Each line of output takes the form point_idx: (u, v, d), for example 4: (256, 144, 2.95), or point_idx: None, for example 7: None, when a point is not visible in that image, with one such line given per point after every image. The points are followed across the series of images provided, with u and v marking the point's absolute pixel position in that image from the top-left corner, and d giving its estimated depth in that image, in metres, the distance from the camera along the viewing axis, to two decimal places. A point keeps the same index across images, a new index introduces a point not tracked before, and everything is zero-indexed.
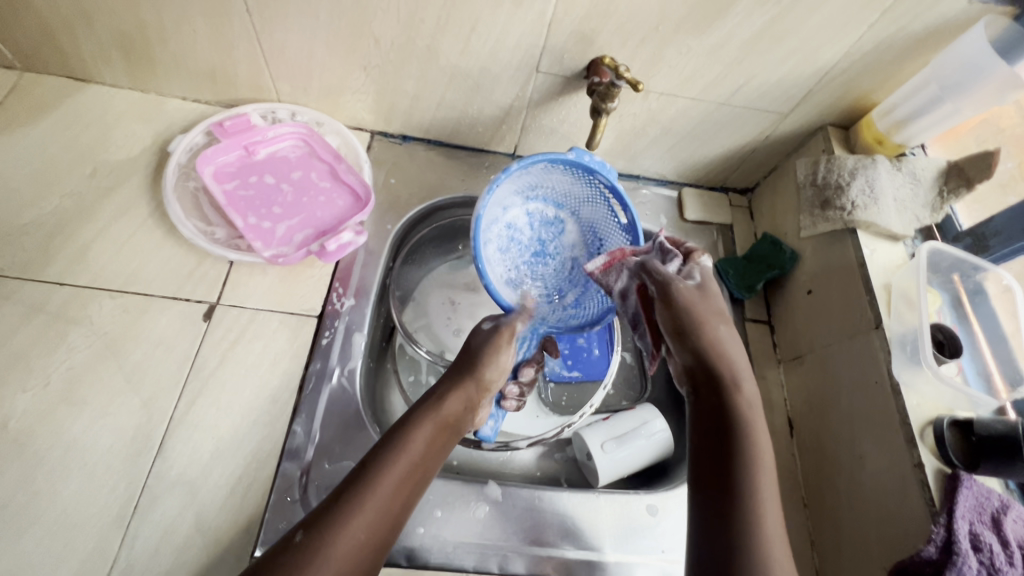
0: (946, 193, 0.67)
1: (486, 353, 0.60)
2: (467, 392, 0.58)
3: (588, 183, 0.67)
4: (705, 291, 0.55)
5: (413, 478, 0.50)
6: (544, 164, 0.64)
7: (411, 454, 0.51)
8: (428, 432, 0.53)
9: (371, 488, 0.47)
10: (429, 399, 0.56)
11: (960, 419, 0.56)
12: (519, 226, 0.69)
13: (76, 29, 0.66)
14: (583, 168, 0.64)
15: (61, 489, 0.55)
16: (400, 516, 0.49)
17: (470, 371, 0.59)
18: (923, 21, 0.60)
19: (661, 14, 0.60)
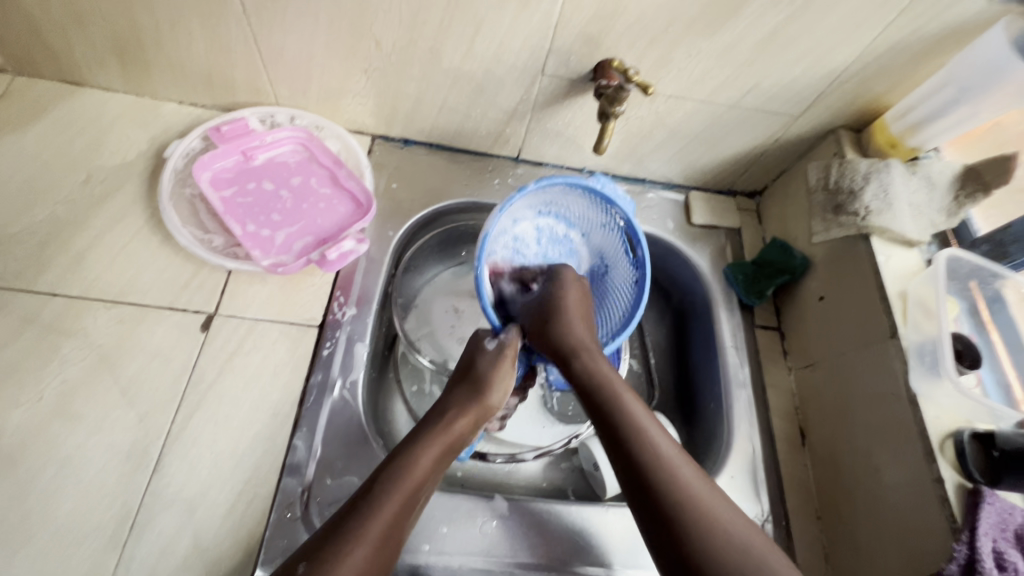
0: (963, 197, 0.66)
1: (493, 378, 0.59)
2: (473, 416, 0.57)
3: (604, 212, 0.65)
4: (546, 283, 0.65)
5: (416, 503, 0.51)
6: (563, 185, 0.62)
7: (415, 480, 0.51)
8: (435, 454, 0.53)
9: (373, 517, 0.47)
10: (438, 421, 0.56)
11: (981, 432, 0.54)
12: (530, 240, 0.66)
13: (69, 31, 0.64)
14: (600, 196, 0.63)
15: (56, 508, 0.54)
16: (400, 542, 0.49)
17: (481, 396, 0.58)
18: (939, 21, 0.58)
19: (670, 16, 0.59)
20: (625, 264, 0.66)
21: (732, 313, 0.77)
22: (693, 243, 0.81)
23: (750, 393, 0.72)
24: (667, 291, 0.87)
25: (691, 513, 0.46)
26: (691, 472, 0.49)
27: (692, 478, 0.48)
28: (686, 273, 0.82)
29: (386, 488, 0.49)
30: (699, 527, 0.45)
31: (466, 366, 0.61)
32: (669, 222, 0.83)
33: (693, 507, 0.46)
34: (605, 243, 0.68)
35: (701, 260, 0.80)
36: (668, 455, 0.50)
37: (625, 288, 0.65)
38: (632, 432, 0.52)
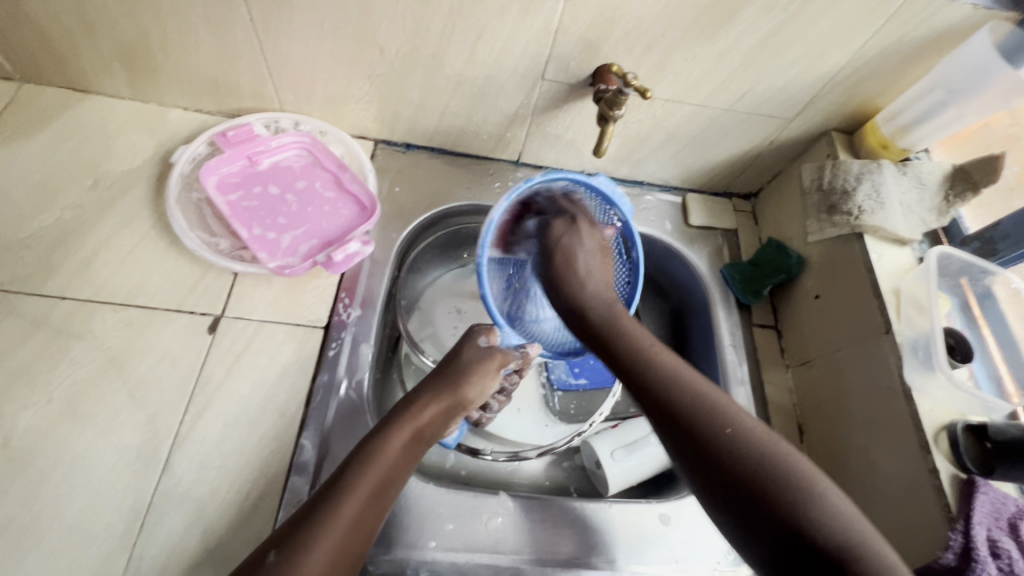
0: (953, 197, 0.68)
1: (472, 372, 0.62)
2: (445, 405, 0.59)
3: (604, 213, 0.70)
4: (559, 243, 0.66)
5: (389, 486, 0.52)
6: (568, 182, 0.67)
7: (385, 464, 0.52)
8: (404, 441, 0.55)
9: (343, 501, 0.49)
10: (407, 408, 0.58)
11: (974, 424, 0.56)
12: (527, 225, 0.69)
13: (77, 39, 0.65)
14: (605, 197, 0.67)
15: (66, 508, 0.54)
16: (374, 526, 0.50)
17: (454, 387, 0.61)
18: (926, 26, 0.60)
19: (667, 22, 0.60)
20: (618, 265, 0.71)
21: (730, 312, 0.78)
22: (691, 243, 0.83)
23: (748, 390, 0.73)
24: (665, 291, 0.88)
25: (704, 416, 0.48)
26: (700, 384, 0.51)
27: (699, 387, 0.51)
28: (684, 273, 0.83)
29: (357, 471, 0.51)
30: (706, 414, 0.48)
31: (449, 359, 0.63)
32: (667, 223, 0.85)
33: (716, 419, 0.48)
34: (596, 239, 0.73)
35: (699, 261, 0.82)
36: (675, 371, 0.53)
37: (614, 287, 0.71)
38: (641, 359, 0.55)
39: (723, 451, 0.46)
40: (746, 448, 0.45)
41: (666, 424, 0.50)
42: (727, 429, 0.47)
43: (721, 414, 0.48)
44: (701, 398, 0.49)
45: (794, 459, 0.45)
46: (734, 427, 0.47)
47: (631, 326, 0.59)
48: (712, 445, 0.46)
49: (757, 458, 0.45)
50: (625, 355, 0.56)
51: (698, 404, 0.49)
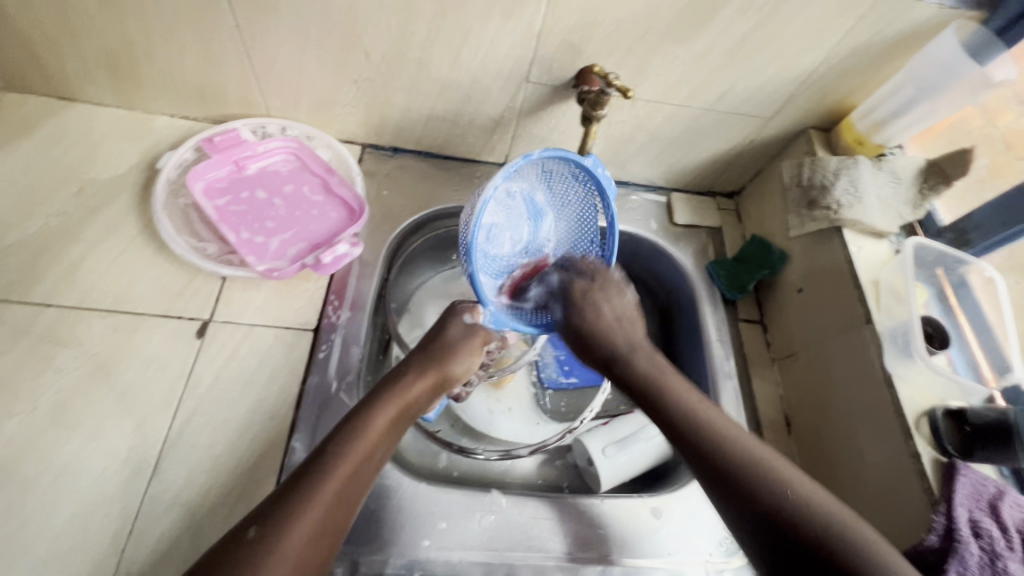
0: (926, 190, 0.70)
1: (459, 349, 0.62)
2: (431, 381, 0.60)
3: (587, 197, 0.63)
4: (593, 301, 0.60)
5: (371, 463, 0.52)
6: (563, 162, 0.59)
7: (368, 440, 0.52)
8: (389, 416, 0.55)
9: (326, 479, 0.48)
10: (391, 385, 0.58)
11: (953, 409, 0.58)
12: (517, 197, 0.60)
13: (61, 47, 0.65)
14: (595, 182, 0.61)
15: (53, 516, 0.53)
16: (355, 505, 0.50)
17: (440, 363, 0.61)
18: (896, 26, 0.62)
19: (645, 25, 0.62)
20: (590, 252, 0.65)
21: (716, 308, 0.79)
22: (676, 242, 0.84)
23: (736, 383, 0.74)
24: (653, 289, 0.89)
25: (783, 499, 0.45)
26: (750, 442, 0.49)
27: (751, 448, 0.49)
28: (671, 271, 0.84)
29: (341, 448, 0.51)
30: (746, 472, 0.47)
31: (435, 334, 0.63)
32: (653, 222, 0.86)
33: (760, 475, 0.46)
34: (576, 217, 0.65)
35: (685, 258, 0.83)
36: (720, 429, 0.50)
37: None
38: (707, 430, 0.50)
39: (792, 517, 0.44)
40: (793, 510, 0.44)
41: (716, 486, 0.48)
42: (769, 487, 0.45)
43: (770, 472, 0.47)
44: (772, 469, 0.47)
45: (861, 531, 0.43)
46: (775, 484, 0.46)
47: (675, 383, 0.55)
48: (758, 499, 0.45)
49: (828, 537, 0.42)
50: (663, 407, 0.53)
51: (755, 471, 0.47)
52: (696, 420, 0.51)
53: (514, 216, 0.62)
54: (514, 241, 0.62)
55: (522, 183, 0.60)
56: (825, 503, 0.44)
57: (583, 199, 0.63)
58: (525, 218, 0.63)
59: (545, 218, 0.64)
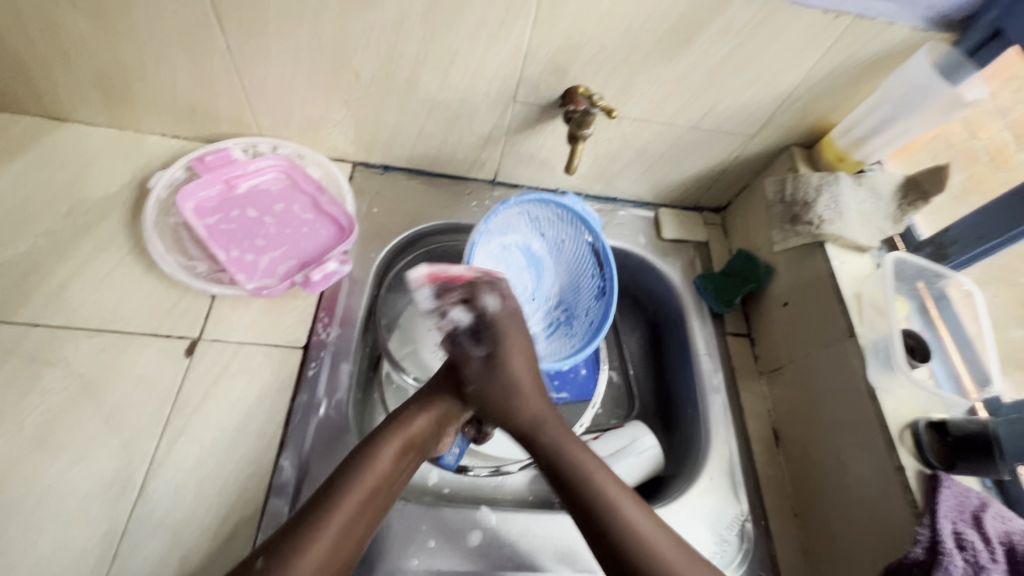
0: (905, 206, 0.71)
1: (465, 381, 0.62)
2: (436, 415, 0.60)
3: (577, 234, 0.74)
4: (508, 363, 0.60)
5: (376, 500, 0.53)
6: (544, 206, 0.73)
7: (375, 474, 0.54)
8: (395, 450, 0.56)
9: (331, 512, 0.50)
10: (399, 417, 0.58)
11: (935, 420, 0.59)
12: (515, 249, 0.74)
13: (54, 69, 0.66)
14: (573, 214, 0.73)
15: (36, 539, 0.53)
16: (362, 539, 0.52)
17: (447, 395, 0.61)
18: (872, 47, 0.64)
19: (629, 47, 0.64)
20: (591, 282, 0.74)
21: (704, 322, 0.80)
22: (664, 257, 0.85)
23: (724, 397, 0.75)
24: (642, 304, 0.90)
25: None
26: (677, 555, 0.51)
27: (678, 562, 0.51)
28: (659, 285, 0.86)
29: (347, 482, 0.52)
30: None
31: (442, 368, 0.64)
32: (641, 237, 0.87)
33: None
34: (572, 254, 0.76)
35: (673, 273, 0.84)
36: (639, 528, 0.53)
37: (592, 303, 0.73)
38: (611, 516, 0.53)
39: None
40: None
41: None
42: None
43: None
44: None
45: None
46: None
47: (594, 468, 0.57)
48: None
49: None
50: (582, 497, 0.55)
51: None
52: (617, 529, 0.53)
53: (516, 267, 0.74)
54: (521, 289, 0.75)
55: (515, 236, 0.74)
56: None
57: (574, 238, 0.75)
58: (528, 267, 0.76)
59: (544, 263, 0.77)
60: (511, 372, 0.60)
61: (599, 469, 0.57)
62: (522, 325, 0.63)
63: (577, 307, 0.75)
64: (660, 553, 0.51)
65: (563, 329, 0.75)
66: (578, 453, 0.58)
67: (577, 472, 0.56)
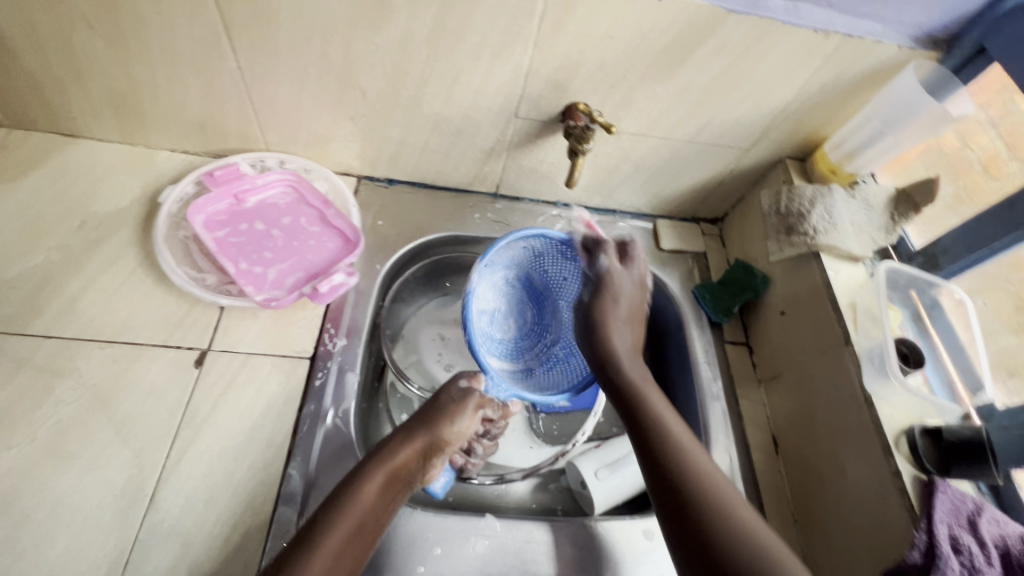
0: (897, 216, 0.73)
1: (450, 412, 0.65)
2: (420, 446, 0.62)
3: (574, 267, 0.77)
4: (616, 296, 0.68)
5: (365, 532, 0.55)
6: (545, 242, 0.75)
7: (361, 508, 0.55)
8: (379, 481, 0.57)
9: (317, 547, 0.51)
10: (383, 451, 0.60)
11: (930, 426, 0.60)
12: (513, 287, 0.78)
13: (69, 87, 0.68)
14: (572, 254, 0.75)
15: (48, 548, 0.54)
16: (352, 569, 0.53)
17: (428, 427, 0.64)
18: (862, 64, 0.66)
19: (626, 65, 0.66)
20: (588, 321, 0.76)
21: (703, 331, 0.82)
22: (663, 267, 0.87)
23: (723, 405, 0.76)
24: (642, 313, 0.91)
25: (710, 500, 0.52)
26: (711, 469, 0.55)
27: (711, 474, 0.54)
28: (659, 295, 0.87)
29: (332, 516, 0.54)
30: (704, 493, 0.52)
31: (429, 402, 0.67)
32: (640, 248, 0.89)
33: (710, 494, 0.52)
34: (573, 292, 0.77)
35: (671, 283, 0.86)
36: (684, 443, 0.57)
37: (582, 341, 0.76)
38: (660, 431, 0.58)
39: (725, 538, 0.49)
40: (736, 530, 0.49)
41: (665, 495, 0.54)
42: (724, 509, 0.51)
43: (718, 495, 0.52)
44: (722, 495, 0.52)
45: (787, 561, 0.47)
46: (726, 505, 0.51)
47: (651, 394, 0.62)
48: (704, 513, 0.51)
49: (756, 553, 0.47)
50: (643, 416, 0.60)
51: (711, 491, 0.52)
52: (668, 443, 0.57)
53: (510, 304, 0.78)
54: (520, 323, 0.79)
55: (515, 274, 0.78)
56: (764, 532, 0.50)
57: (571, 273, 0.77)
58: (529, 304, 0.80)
59: (546, 300, 0.80)
60: (618, 306, 0.67)
61: (662, 402, 0.62)
62: (635, 283, 0.70)
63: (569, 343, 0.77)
64: (702, 466, 0.55)
65: (562, 364, 0.76)
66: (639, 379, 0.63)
67: (638, 400, 0.61)
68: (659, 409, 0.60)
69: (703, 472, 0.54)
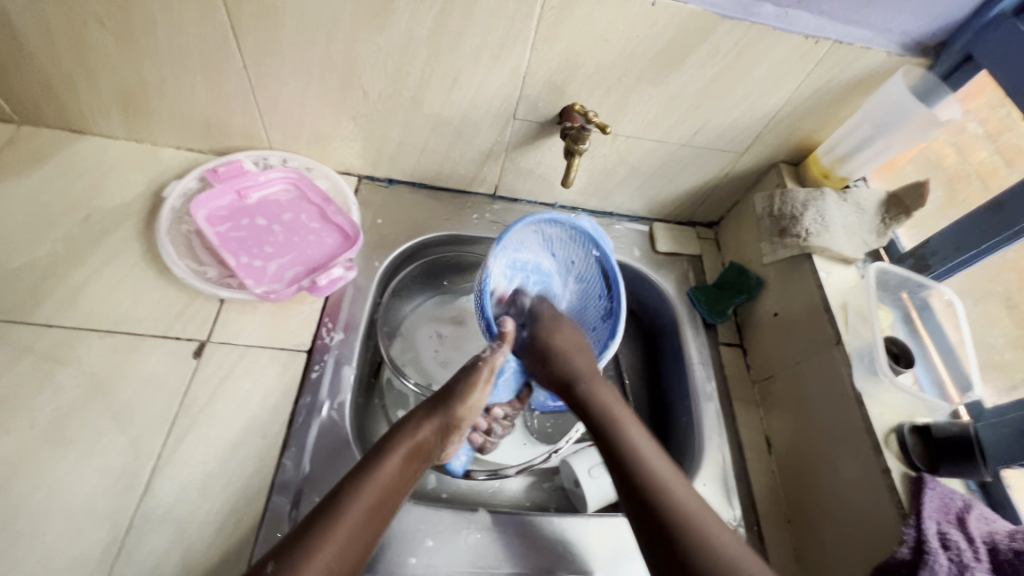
0: (888, 220, 0.74)
1: (467, 388, 0.63)
2: (440, 423, 0.62)
3: (586, 249, 0.74)
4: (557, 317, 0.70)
5: (385, 503, 0.55)
6: (554, 224, 0.72)
7: (381, 483, 0.55)
8: (399, 459, 0.58)
9: (337, 520, 0.52)
10: (403, 427, 0.60)
11: (920, 424, 0.61)
12: (528, 269, 0.74)
13: (78, 84, 0.70)
14: (585, 234, 0.73)
15: (43, 532, 0.54)
16: (372, 538, 0.54)
17: (446, 405, 0.63)
18: (853, 69, 0.68)
19: (621, 68, 0.67)
20: (601, 302, 0.75)
21: (698, 332, 0.82)
22: (658, 268, 0.88)
23: (717, 405, 0.76)
24: (638, 315, 0.92)
25: (698, 537, 0.53)
26: (685, 493, 0.57)
27: (688, 498, 0.56)
28: (654, 296, 0.88)
29: (353, 490, 0.54)
30: (684, 517, 0.55)
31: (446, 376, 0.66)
32: (636, 250, 0.90)
33: (687, 524, 0.54)
34: (583, 274, 0.76)
35: (666, 284, 0.86)
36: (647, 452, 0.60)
37: (598, 320, 0.75)
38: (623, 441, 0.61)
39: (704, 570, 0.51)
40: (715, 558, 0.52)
41: (640, 510, 0.56)
42: (704, 537, 0.53)
43: (696, 523, 0.54)
44: (698, 520, 0.54)
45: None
46: (704, 532, 0.54)
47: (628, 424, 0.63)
48: (683, 540, 0.53)
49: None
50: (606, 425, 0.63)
51: (690, 519, 0.54)
52: (636, 455, 0.59)
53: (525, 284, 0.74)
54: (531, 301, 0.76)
55: (528, 253, 0.73)
56: (738, 555, 0.53)
57: (582, 252, 0.74)
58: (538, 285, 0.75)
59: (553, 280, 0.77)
60: (563, 325, 0.70)
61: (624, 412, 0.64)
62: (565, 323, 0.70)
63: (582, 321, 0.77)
64: (672, 484, 0.57)
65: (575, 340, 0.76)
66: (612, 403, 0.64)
67: (597, 410, 0.64)
68: (633, 435, 0.61)
69: (674, 489, 0.57)
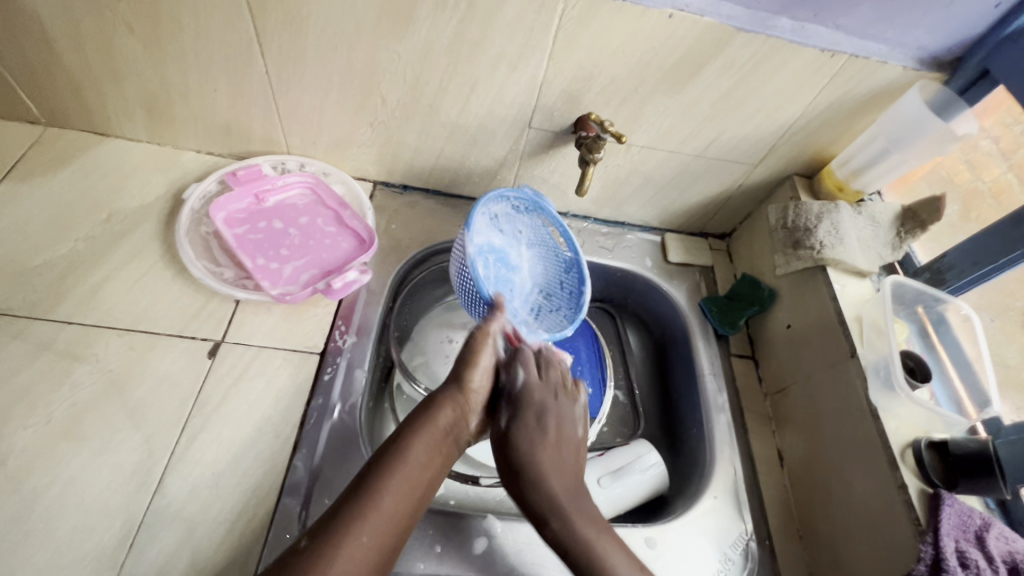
0: (903, 233, 0.74)
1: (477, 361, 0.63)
2: (459, 403, 0.61)
3: (530, 215, 0.80)
4: (520, 399, 0.64)
5: (415, 490, 0.55)
6: (500, 200, 0.75)
7: (412, 466, 0.55)
8: (425, 441, 0.57)
9: (373, 500, 0.52)
10: (423, 411, 0.60)
11: (936, 441, 0.60)
12: (486, 251, 0.74)
13: (105, 87, 0.72)
14: (528, 201, 0.78)
15: (56, 527, 0.54)
16: (410, 517, 0.54)
17: (458, 383, 0.62)
18: (868, 83, 0.68)
19: (637, 80, 0.68)
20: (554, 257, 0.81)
21: (709, 343, 0.82)
22: (670, 279, 0.88)
23: (728, 417, 0.75)
24: (648, 325, 0.92)
25: None
26: None
27: None
28: (666, 307, 0.88)
29: (385, 472, 0.54)
30: None
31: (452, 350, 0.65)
32: (648, 259, 0.90)
33: None
34: (532, 239, 0.81)
35: (678, 295, 0.86)
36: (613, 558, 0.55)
37: (562, 276, 0.81)
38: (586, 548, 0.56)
39: None
40: None
41: None
42: None
43: None
44: None
45: None
46: None
47: (606, 551, 0.56)
48: None
49: None
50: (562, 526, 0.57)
51: None
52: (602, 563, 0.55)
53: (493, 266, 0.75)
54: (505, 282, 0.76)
55: (483, 237, 0.74)
56: None
57: (529, 220, 0.80)
58: (500, 263, 0.76)
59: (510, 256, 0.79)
60: (521, 409, 0.63)
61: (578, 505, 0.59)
62: (553, 398, 0.66)
63: (548, 282, 0.81)
64: None
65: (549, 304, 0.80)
66: (564, 499, 0.58)
67: (551, 509, 0.58)
68: (595, 539, 0.56)
69: None
